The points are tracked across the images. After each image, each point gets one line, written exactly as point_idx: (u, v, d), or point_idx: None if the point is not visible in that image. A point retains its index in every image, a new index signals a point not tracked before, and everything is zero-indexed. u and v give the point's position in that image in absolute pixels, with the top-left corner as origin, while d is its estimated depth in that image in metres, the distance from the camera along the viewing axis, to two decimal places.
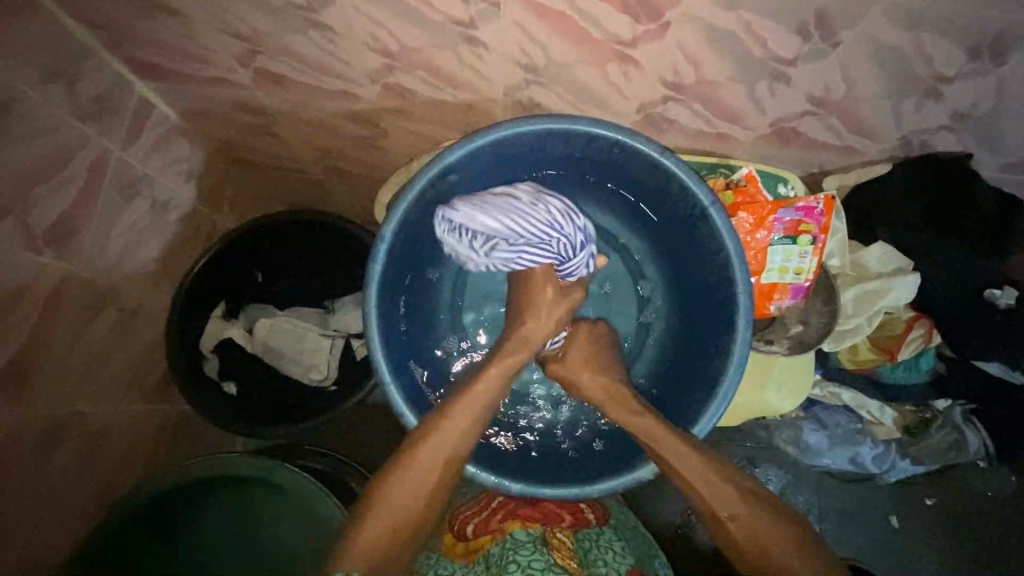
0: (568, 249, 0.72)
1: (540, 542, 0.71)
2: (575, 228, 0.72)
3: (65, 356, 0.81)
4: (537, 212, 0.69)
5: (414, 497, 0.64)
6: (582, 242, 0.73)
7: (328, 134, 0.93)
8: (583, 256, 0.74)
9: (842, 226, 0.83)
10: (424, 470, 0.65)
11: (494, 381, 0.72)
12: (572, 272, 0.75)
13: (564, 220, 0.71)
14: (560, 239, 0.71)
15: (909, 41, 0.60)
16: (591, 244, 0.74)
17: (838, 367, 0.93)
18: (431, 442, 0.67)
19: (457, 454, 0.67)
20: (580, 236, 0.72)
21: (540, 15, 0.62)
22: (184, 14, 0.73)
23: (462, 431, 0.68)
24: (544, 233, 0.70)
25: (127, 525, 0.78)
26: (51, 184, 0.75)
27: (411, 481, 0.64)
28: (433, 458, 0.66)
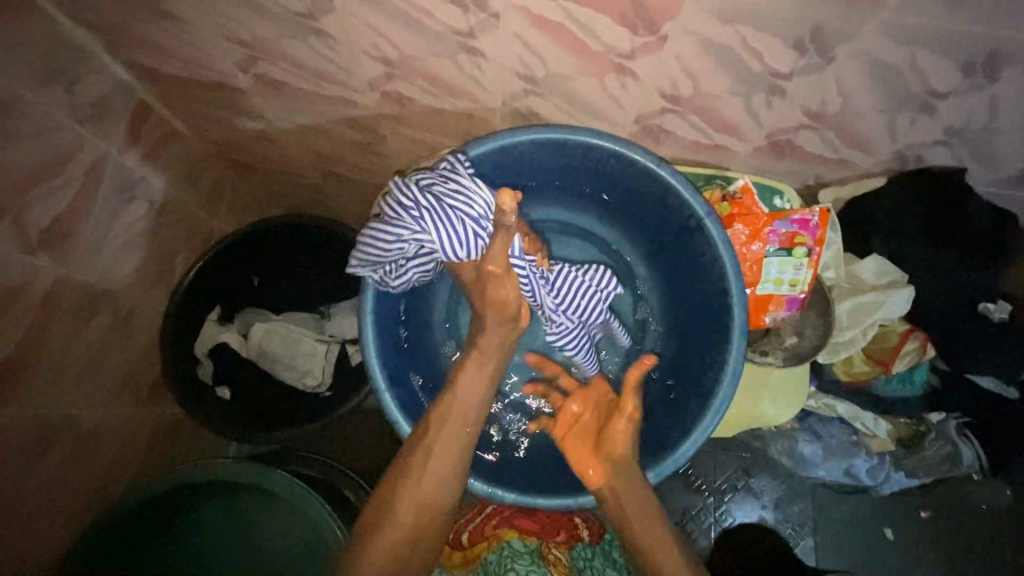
0: (439, 244, 0.68)
1: (538, 555, 0.71)
2: (425, 219, 0.66)
3: (60, 359, 0.80)
4: (381, 228, 0.67)
5: (409, 520, 0.64)
6: (438, 224, 0.66)
7: (326, 139, 0.93)
8: (449, 235, 0.67)
9: (836, 239, 0.84)
10: (416, 493, 0.65)
11: (478, 397, 0.71)
12: (465, 248, 0.69)
13: (411, 222, 0.66)
14: (423, 237, 0.67)
15: (905, 57, 0.60)
16: (457, 215, 0.67)
17: (833, 379, 0.93)
18: (420, 467, 0.66)
19: (451, 461, 0.67)
20: (433, 221, 0.66)
21: (538, 27, 0.63)
22: (184, 19, 0.73)
23: (448, 449, 0.67)
24: (400, 246, 0.68)
25: (127, 526, 0.79)
26: (47, 187, 0.75)
27: (401, 505, 0.64)
28: (422, 481, 0.65)
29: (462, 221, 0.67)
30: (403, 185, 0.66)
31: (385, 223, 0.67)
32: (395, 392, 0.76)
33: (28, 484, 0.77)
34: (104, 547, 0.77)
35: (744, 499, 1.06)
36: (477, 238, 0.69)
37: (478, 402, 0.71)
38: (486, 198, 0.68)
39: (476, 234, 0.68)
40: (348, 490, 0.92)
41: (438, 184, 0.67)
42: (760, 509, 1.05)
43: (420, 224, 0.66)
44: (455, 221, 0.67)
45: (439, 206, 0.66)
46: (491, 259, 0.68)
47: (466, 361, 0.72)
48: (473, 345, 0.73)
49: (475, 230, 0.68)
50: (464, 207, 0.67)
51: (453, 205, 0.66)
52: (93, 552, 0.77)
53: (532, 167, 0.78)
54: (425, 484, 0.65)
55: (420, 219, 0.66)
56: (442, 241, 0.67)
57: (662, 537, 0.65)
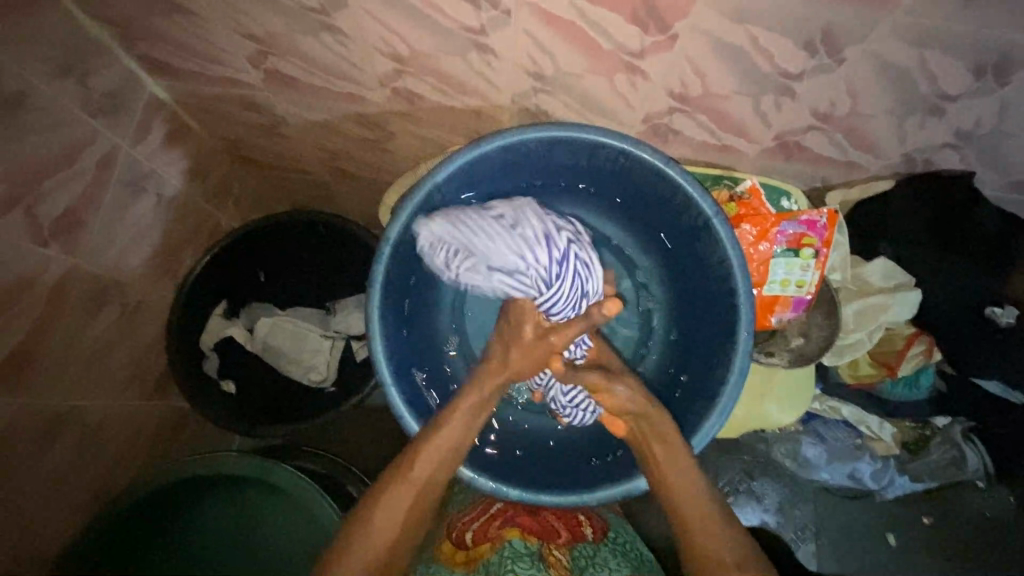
0: (545, 290, 0.70)
1: (538, 557, 0.70)
2: (556, 266, 0.70)
3: (66, 349, 0.81)
4: (522, 241, 0.68)
5: (385, 539, 0.61)
6: (564, 275, 0.70)
7: (335, 135, 0.93)
8: (565, 291, 0.71)
9: (843, 241, 0.84)
10: (395, 513, 0.62)
11: (466, 421, 0.69)
12: (558, 311, 0.72)
13: (546, 255, 0.69)
14: (543, 274, 0.69)
15: (915, 59, 0.60)
16: (577, 279, 0.71)
17: (838, 381, 0.93)
18: (402, 484, 0.63)
19: (434, 476, 0.65)
20: (563, 271, 0.70)
21: (550, 24, 0.63)
22: (197, 14, 0.74)
23: (431, 467, 0.65)
24: (521, 263, 0.68)
25: (128, 526, 0.79)
26: (59, 179, 0.75)
27: (378, 523, 0.61)
28: (404, 499, 0.63)
29: (578, 286, 0.72)
30: (554, 225, 0.72)
31: (528, 238, 0.69)
32: (401, 387, 0.76)
33: (30, 474, 0.77)
34: (86, 548, 0.76)
35: (746, 501, 1.02)
36: (569, 310, 0.73)
37: (464, 428, 0.69)
38: (598, 286, 0.75)
39: (574, 305, 0.73)
40: (352, 486, 0.92)
41: (570, 244, 0.72)
42: (763, 512, 1.02)
43: (550, 264, 0.69)
44: (573, 284, 0.71)
45: (572, 260, 0.71)
46: (556, 332, 0.70)
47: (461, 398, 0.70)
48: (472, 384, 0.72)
49: (578, 301, 0.73)
50: (584, 277, 0.72)
51: (579, 269, 0.72)
52: (83, 552, 0.76)
53: (541, 164, 0.78)
54: (405, 504, 0.63)
55: (553, 262, 0.70)
56: (555, 290, 0.70)
57: (699, 502, 0.64)
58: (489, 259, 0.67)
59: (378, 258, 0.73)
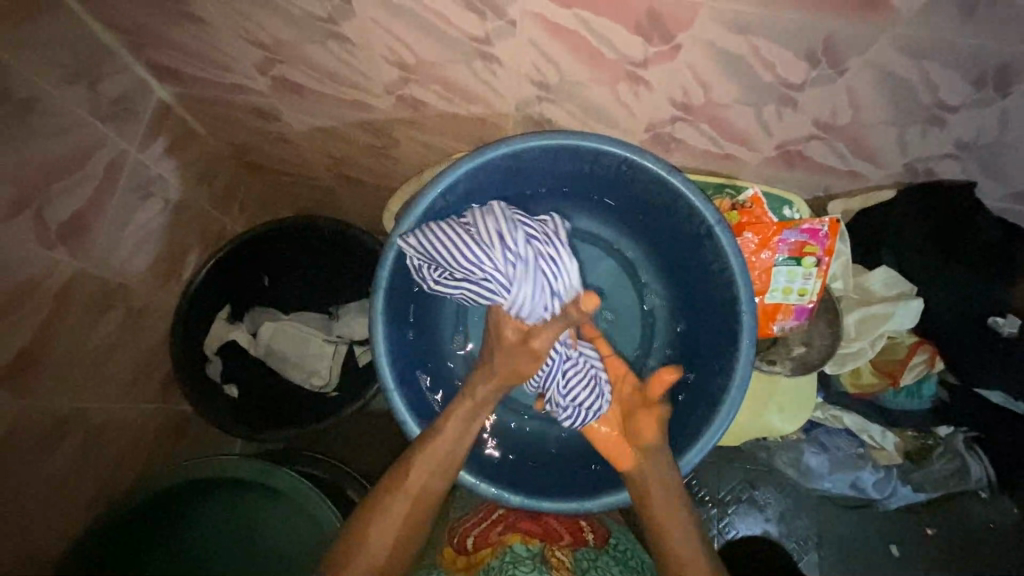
0: (507, 294, 0.66)
1: (540, 559, 0.69)
2: (515, 267, 0.65)
3: (71, 352, 0.81)
4: (473, 245, 0.65)
5: (381, 547, 0.62)
6: (524, 277, 0.65)
7: (341, 142, 0.94)
8: (528, 294, 0.66)
9: (845, 250, 0.84)
10: (392, 520, 0.63)
11: (460, 428, 0.70)
12: (528, 313, 0.68)
13: (501, 258, 0.65)
14: (500, 277, 0.65)
15: (915, 70, 0.61)
16: (543, 279, 0.66)
17: (839, 391, 0.94)
18: (398, 492, 0.65)
19: (430, 482, 0.66)
20: (522, 272, 0.65)
21: (554, 34, 0.64)
22: (206, 21, 0.75)
23: (427, 474, 0.66)
24: (476, 268, 0.65)
25: (132, 529, 0.80)
26: (68, 183, 0.76)
27: (376, 530, 0.63)
28: (401, 507, 0.64)
29: (545, 287, 0.67)
30: (513, 224, 0.66)
31: (482, 242, 0.65)
32: (404, 392, 0.76)
33: (31, 477, 0.77)
34: (84, 549, 0.77)
35: (747, 511, 1.03)
36: (543, 311, 0.68)
37: (459, 434, 0.69)
38: (574, 282, 0.68)
39: (546, 307, 0.67)
40: (352, 490, 0.91)
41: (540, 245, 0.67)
42: (764, 521, 1.03)
43: (506, 266, 0.65)
44: (540, 285, 0.66)
45: (535, 262, 0.66)
46: (536, 337, 0.70)
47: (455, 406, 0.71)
48: (469, 393, 0.72)
49: (551, 302, 0.68)
50: (553, 276, 0.67)
51: (545, 267, 0.66)
52: (85, 546, 0.77)
53: (545, 172, 0.79)
54: (402, 511, 0.64)
55: (510, 263, 0.65)
56: (516, 293, 0.66)
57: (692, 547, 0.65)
58: (449, 269, 0.67)
59: (382, 264, 0.73)
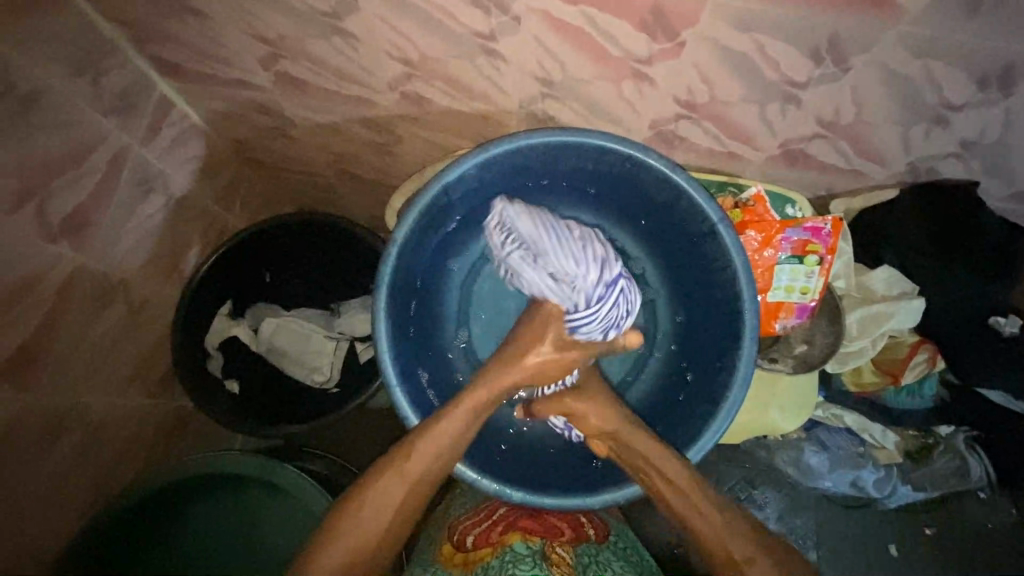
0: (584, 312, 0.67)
1: (540, 556, 0.70)
2: (605, 289, 0.68)
3: (72, 347, 0.81)
4: (581, 251, 0.67)
5: (374, 525, 0.61)
6: (608, 300, 0.68)
7: (343, 138, 0.94)
8: (603, 315, 0.68)
9: (847, 249, 0.84)
10: (386, 500, 0.62)
11: (467, 417, 0.69)
12: (585, 330, 0.69)
13: (602, 279, 0.68)
14: (591, 291, 0.67)
15: (919, 69, 0.61)
16: (615, 308, 0.70)
17: (841, 390, 0.95)
18: (396, 474, 0.64)
19: (429, 468, 0.65)
20: (608, 295, 0.68)
21: (559, 31, 0.64)
22: (211, 16, 0.75)
23: (424, 462, 0.65)
24: (575, 273, 0.66)
25: (125, 522, 0.79)
26: (71, 177, 0.76)
27: (367, 514, 0.62)
28: (397, 489, 0.63)
29: (613, 314, 0.70)
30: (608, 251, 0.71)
31: (596, 257, 0.68)
32: (406, 388, 0.76)
33: (31, 474, 0.77)
34: (79, 545, 0.76)
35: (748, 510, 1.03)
36: (596, 332, 0.69)
37: (466, 426, 0.68)
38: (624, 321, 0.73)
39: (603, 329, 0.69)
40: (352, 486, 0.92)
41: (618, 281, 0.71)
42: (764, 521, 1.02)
43: (599, 284, 0.67)
44: (611, 311, 0.69)
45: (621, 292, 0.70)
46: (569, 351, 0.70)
47: (463, 397, 0.69)
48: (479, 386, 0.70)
49: (605, 329, 0.70)
50: (620, 308, 0.71)
51: (619, 298, 0.70)
52: (84, 544, 0.76)
53: (547, 168, 0.79)
54: (396, 496, 0.63)
55: (603, 282, 0.68)
56: (595, 308, 0.67)
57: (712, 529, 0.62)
58: (551, 263, 0.66)
59: (385, 260, 0.73)
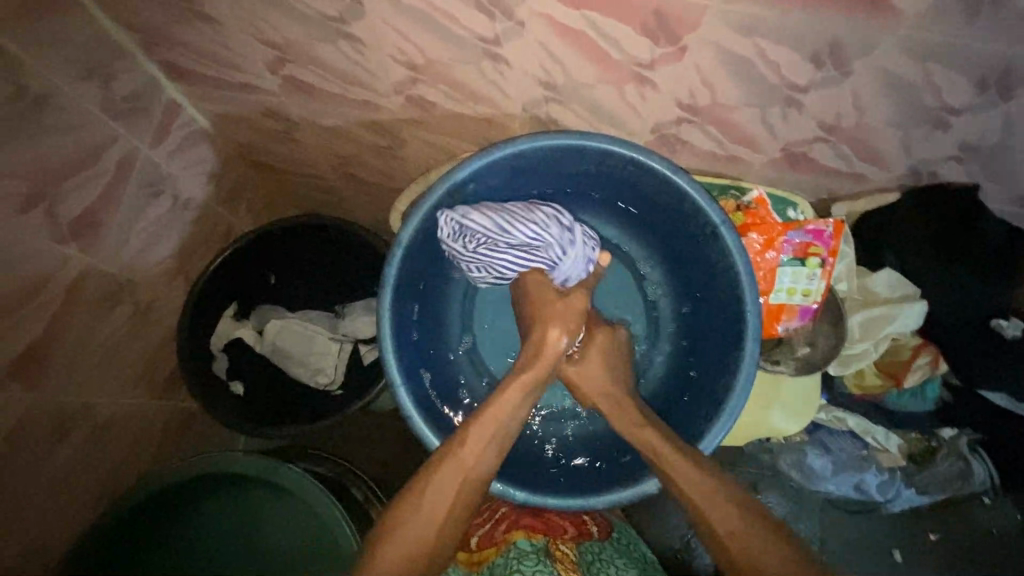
0: (573, 271, 0.74)
1: (544, 553, 0.70)
2: (567, 232, 0.73)
3: (78, 348, 0.82)
4: (528, 214, 0.72)
5: (436, 516, 0.62)
6: (574, 241, 0.73)
7: (347, 142, 0.95)
8: (577, 256, 0.74)
9: (849, 252, 0.85)
10: (446, 490, 0.63)
11: (516, 400, 0.70)
12: (572, 275, 0.74)
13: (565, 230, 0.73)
14: (557, 244, 0.72)
15: (919, 73, 0.62)
16: (586, 244, 0.75)
17: (844, 393, 0.95)
18: (452, 463, 0.64)
19: (485, 455, 0.66)
20: (571, 237, 0.73)
21: (563, 35, 0.65)
22: (219, 21, 0.76)
23: (481, 447, 0.66)
24: (536, 234, 0.71)
25: (124, 520, 0.80)
26: (80, 179, 0.77)
27: (429, 504, 0.62)
28: (456, 477, 0.64)
29: (587, 252, 0.75)
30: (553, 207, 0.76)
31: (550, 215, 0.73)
32: (410, 388, 0.76)
33: (33, 475, 0.77)
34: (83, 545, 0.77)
35: None
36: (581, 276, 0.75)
37: (515, 410, 0.69)
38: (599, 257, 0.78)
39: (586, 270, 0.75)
40: (356, 489, 0.92)
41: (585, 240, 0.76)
42: None
43: (560, 234, 0.72)
44: (584, 247, 0.74)
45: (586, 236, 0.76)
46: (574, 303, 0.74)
47: (511, 380, 0.70)
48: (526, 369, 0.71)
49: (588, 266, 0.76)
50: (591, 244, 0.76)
51: (583, 235, 0.75)
52: (84, 546, 0.77)
53: (551, 170, 0.79)
54: (455, 483, 0.64)
55: (563, 231, 0.73)
56: (568, 255, 0.73)
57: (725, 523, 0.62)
58: (518, 238, 0.71)
59: (390, 260, 0.74)
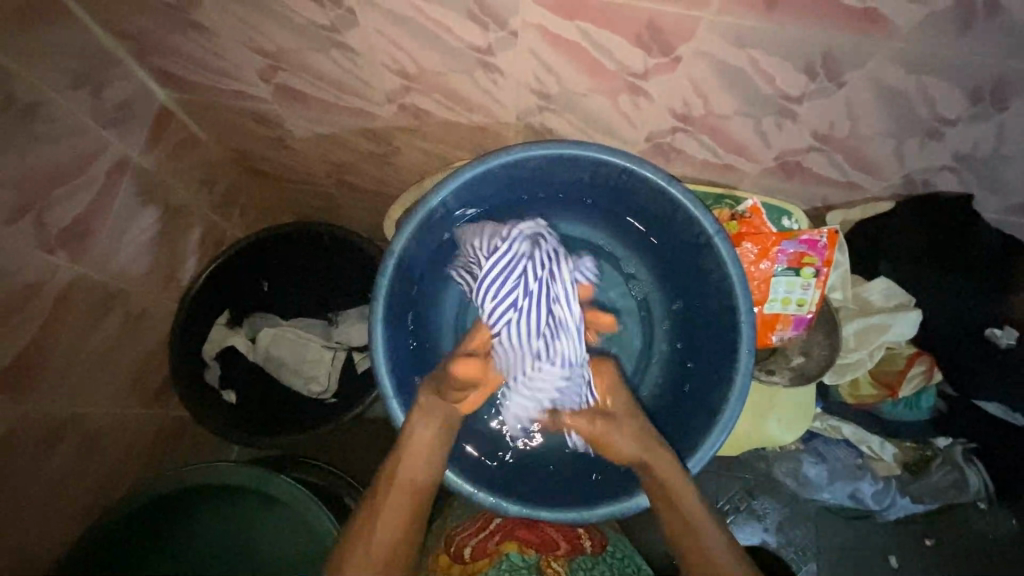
0: (491, 318, 0.70)
1: (535, 569, 0.74)
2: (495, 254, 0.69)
3: (68, 358, 0.81)
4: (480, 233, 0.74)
5: (386, 541, 0.62)
6: (495, 264, 0.68)
7: (341, 149, 0.95)
8: (489, 282, 0.68)
9: (843, 261, 0.85)
10: (391, 512, 0.63)
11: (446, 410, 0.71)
12: (485, 306, 0.69)
13: (499, 267, 0.68)
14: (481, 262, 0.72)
15: (914, 84, 0.62)
16: (515, 274, 0.68)
17: (839, 402, 0.94)
18: (393, 485, 0.65)
19: (423, 468, 0.67)
20: (496, 260, 0.68)
21: (556, 46, 0.64)
22: (211, 29, 0.75)
23: (417, 463, 0.67)
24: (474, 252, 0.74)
25: (123, 523, 0.79)
26: (69, 188, 0.77)
27: (374, 530, 0.62)
28: (399, 498, 0.64)
29: (510, 282, 0.68)
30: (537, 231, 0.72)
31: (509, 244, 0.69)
32: (403, 400, 0.76)
33: (29, 481, 0.77)
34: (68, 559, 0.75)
35: (745, 521, 1.03)
36: (504, 311, 0.68)
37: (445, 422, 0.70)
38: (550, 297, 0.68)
39: (507, 305, 0.68)
40: (352, 501, 0.91)
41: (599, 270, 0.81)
42: (762, 532, 1.03)
43: (489, 252, 0.70)
44: (510, 276, 0.68)
45: (533, 272, 0.68)
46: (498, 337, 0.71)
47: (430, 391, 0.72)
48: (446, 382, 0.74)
49: (514, 302, 0.68)
50: (532, 276, 0.68)
51: (525, 264, 0.68)
52: (81, 549, 0.76)
53: (545, 179, 0.79)
54: (400, 504, 0.64)
55: (495, 250, 0.70)
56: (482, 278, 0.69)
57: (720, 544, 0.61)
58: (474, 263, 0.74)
59: (382, 271, 0.73)
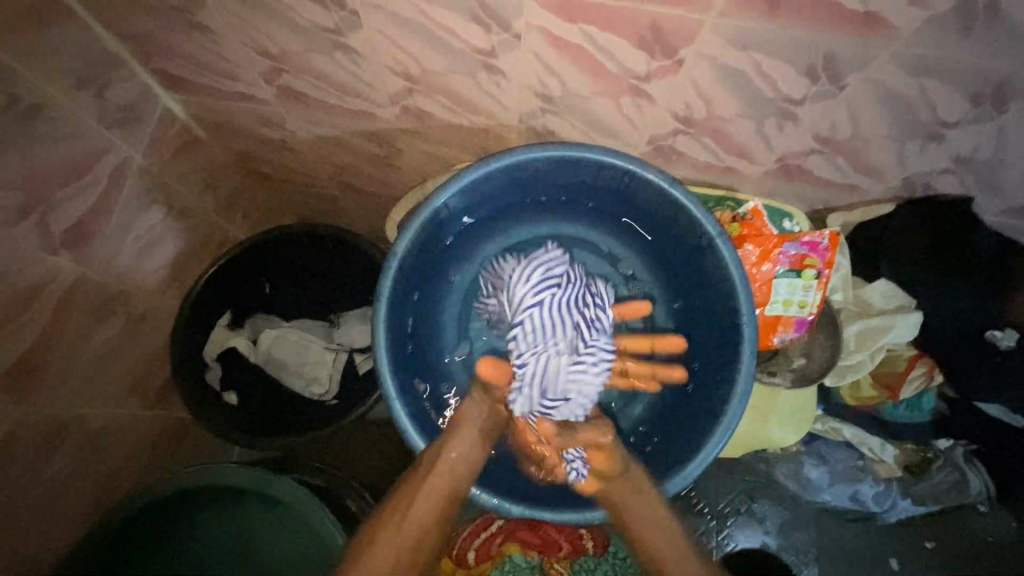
0: (527, 293, 0.71)
1: (538, 570, 0.79)
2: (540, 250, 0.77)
3: (70, 359, 0.81)
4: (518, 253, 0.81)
5: (418, 524, 0.62)
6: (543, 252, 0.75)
7: (344, 150, 0.95)
8: (538, 257, 0.74)
9: (845, 263, 0.86)
10: (428, 494, 0.64)
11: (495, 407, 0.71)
12: (528, 274, 0.72)
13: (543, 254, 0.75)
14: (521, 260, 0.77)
15: (914, 87, 0.62)
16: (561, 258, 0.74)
17: (840, 403, 0.95)
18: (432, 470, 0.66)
19: (468, 455, 0.68)
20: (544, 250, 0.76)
21: (559, 48, 0.65)
22: (215, 31, 0.75)
23: (462, 449, 0.68)
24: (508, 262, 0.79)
25: (123, 524, 0.78)
26: (71, 189, 0.77)
27: (410, 511, 0.62)
28: (438, 483, 0.65)
29: (555, 258, 0.74)
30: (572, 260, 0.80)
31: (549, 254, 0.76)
32: (405, 401, 0.76)
33: (29, 483, 0.77)
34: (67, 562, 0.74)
35: (746, 523, 1.03)
36: (544, 279, 0.71)
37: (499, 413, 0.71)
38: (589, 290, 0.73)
39: (550, 272, 0.72)
40: (352, 501, 0.91)
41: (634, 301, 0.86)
42: (763, 534, 1.02)
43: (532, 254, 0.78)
44: (555, 257, 0.74)
45: (574, 269, 0.74)
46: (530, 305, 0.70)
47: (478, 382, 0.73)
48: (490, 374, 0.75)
49: (556, 274, 0.72)
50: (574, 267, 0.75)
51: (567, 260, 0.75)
52: (81, 551, 0.75)
53: (547, 180, 0.79)
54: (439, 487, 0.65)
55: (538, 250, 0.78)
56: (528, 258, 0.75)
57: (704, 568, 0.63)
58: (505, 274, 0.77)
59: (385, 272, 0.73)
